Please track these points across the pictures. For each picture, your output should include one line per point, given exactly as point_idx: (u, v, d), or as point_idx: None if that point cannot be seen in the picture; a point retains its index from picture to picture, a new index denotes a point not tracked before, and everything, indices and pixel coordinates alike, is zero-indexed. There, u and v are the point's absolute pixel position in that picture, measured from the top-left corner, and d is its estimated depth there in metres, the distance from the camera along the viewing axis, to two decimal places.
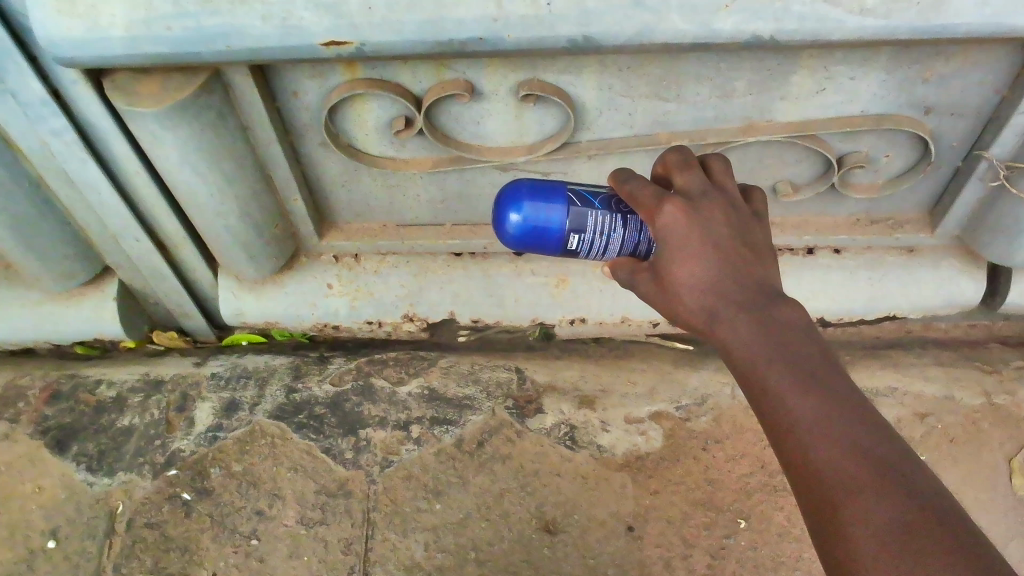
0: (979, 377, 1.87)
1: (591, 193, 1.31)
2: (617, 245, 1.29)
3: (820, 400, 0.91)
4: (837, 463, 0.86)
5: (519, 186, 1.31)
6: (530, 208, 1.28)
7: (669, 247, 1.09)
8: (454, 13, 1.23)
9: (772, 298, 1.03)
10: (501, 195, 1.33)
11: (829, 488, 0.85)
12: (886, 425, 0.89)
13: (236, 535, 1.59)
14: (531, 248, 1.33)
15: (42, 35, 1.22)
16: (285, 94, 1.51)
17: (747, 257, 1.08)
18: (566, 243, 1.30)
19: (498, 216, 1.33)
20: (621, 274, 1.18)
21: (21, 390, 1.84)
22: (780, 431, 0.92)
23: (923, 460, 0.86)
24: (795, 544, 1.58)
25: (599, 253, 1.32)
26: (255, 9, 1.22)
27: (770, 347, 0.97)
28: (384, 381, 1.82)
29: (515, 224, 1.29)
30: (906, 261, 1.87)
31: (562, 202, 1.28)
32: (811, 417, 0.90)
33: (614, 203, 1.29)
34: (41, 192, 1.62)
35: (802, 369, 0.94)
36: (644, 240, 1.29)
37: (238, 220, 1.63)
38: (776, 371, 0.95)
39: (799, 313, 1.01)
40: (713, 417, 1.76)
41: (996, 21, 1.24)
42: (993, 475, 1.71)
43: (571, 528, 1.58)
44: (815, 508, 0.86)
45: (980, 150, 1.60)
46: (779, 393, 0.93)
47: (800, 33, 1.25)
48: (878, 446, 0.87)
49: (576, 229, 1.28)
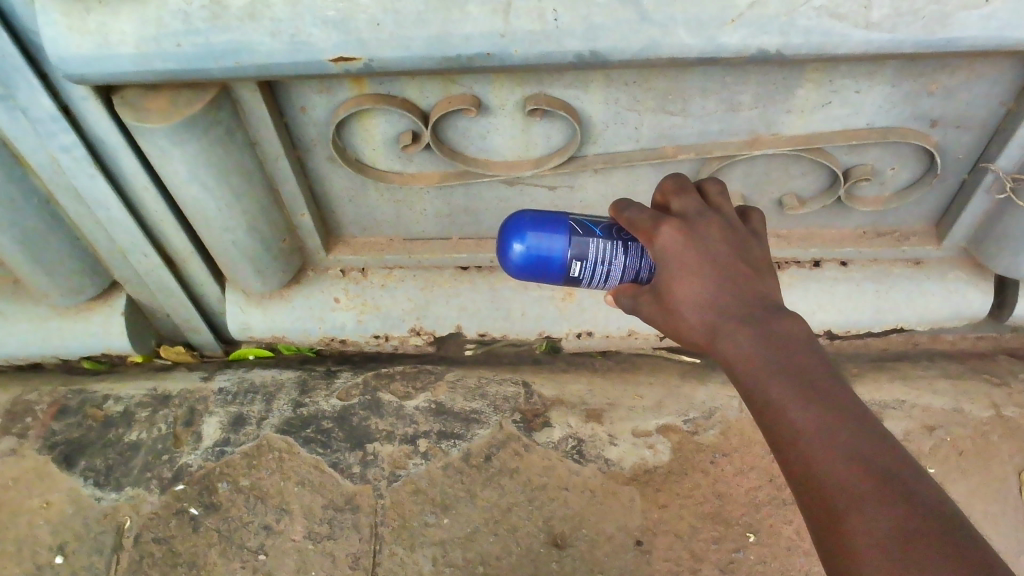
0: (988, 389, 1.85)
1: (592, 222, 1.32)
2: (617, 272, 1.29)
3: (821, 410, 0.91)
4: (839, 474, 0.86)
5: (522, 216, 1.32)
6: (533, 238, 1.30)
7: (667, 266, 1.10)
8: (462, 29, 1.24)
9: (772, 311, 1.03)
10: (502, 225, 1.35)
11: (831, 498, 0.85)
12: (887, 434, 0.89)
13: (243, 551, 1.59)
14: (534, 277, 1.33)
15: (52, 53, 1.23)
16: (294, 110, 1.52)
17: (747, 272, 1.08)
18: (568, 270, 1.30)
19: (500, 246, 1.35)
20: (624, 301, 1.20)
21: (29, 405, 1.85)
22: (782, 443, 0.92)
23: (925, 468, 0.86)
24: (805, 559, 1.57)
25: (600, 282, 1.31)
26: (264, 25, 1.22)
27: (771, 360, 0.98)
28: (392, 396, 1.82)
29: (518, 253, 1.31)
30: (913, 274, 1.86)
31: (564, 231, 1.29)
32: (813, 429, 0.90)
33: (614, 231, 1.30)
34: (50, 207, 1.63)
35: (803, 380, 0.94)
36: (645, 267, 1.28)
37: (246, 235, 1.64)
38: (777, 384, 0.95)
39: (800, 325, 1.01)
40: (721, 430, 1.76)
41: (1001, 34, 1.25)
42: (1004, 488, 1.70)
43: (580, 543, 1.58)
44: (817, 518, 0.86)
45: (986, 162, 1.60)
46: (781, 405, 0.93)
47: (806, 47, 1.26)
48: (878, 455, 0.86)
49: (577, 257, 1.29)
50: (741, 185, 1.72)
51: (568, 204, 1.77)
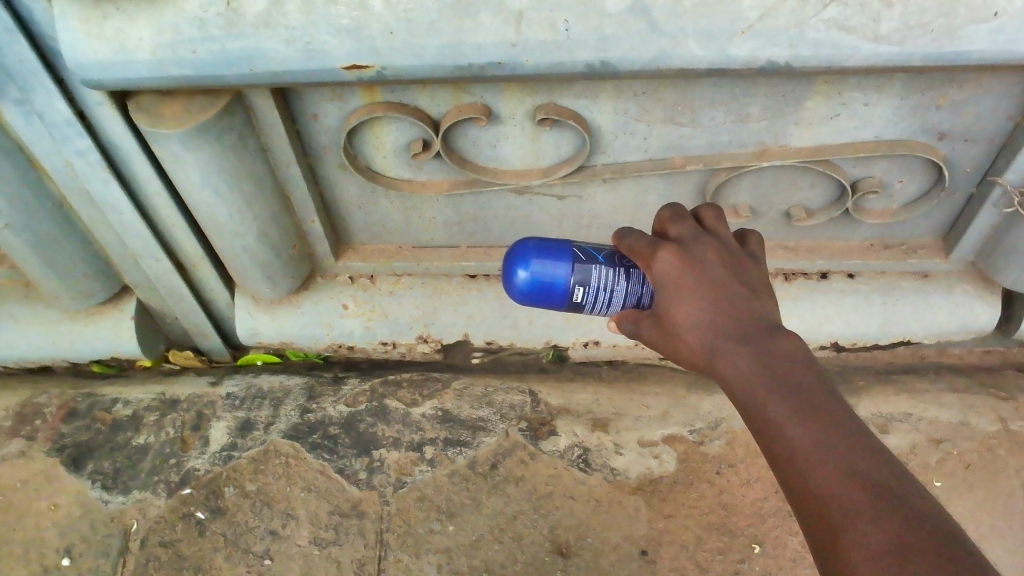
0: (995, 403, 1.85)
1: (595, 249, 1.32)
2: (620, 299, 1.29)
3: (817, 427, 0.91)
4: (836, 490, 0.86)
5: (526, 243, 1.33)
6: (537, 264, 1.30)
7: (666, 291, 1.10)
8: (473, 38, 1.25)
9: (770, 331, 1.04)
10: (508, 251, 1.35)
11: (828, 513, 0.85)
12: (884, 449, 0.89)
13: (249, 556, 1.59)
14: (537, 303, 1.34)
15: (70, 58, 1.25)
16: (305, 117, 1.54)
17: (744, 293, 1.08)
18: (571, 296, 1.30)
19: (505, 272, 1.35)
20: (626, 326, 1.20)
21: (38, 407, 1.86)
22: (780, 460, 0.92)
23: (922, 485, 0.86)
24: (810, 570, 1.57)
25: (602, 308, 1.31)
26: (279, 33, 1.24)
27: (769, 379, 0.98)
28: (398, 403, 1.82)
29: (523, 279, 1.31)
30: (921, 287, 1.87)
31: (567, 257, 1.30)
32: (811, 446, 0.90)
33: (616, 258, 1.30)
34: (63, 211, 1.65)
35: (800, 398, 0.95)
36: (647, 292, 1.29)
37: (256, 241, 1.65)
38: (774, 403, 0.95)
39: (797, 344, 1.01)
40: (727, 441, 1.75)
41: (1009, 48, 1.26)
42: (1011, 502, 1.69)
43: (584, 552, 1.57)
44: (817, 535, 0.86)
45: (993, 176, 1.61)
46: (779, 423, 0.94)
47: (815, 59, 1.27)
48: (874, 471, 0.86)
49: (579, 282, 1.29)
50: (748, 197, 1.73)
51: (576, 213, 1.78)
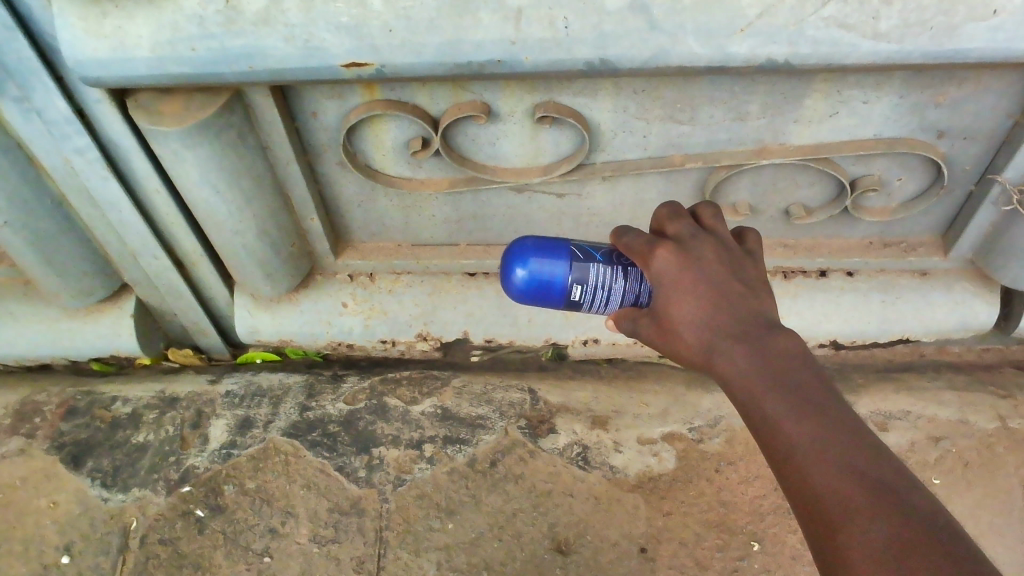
0: (994, 401, 1.85)
1: (593, 248, 1.32)
2: (618, 298, 1.29)
3: (815, 424, 0.91)
4: (835, 487, 0.86)
5: (524, 242, 1.33)
6: (535, 263, 1.30)
7: (664, 289, 1.11)
8: (472, 36, 1.25)
9: (768, 329, 1.04)
10: (506, 250, 1.35)
11: (827, 510, 0.85)
12: (882, 446, 0.89)
13: (248, 553, 1.59)
14: (535, 301, 1.34)
15: (69, 55, 1.25)
16: (305, 115, 1.54)
17: (742, 291, 1.09)
18: (568, 295, 1.30)
19: (503, 270, 1.35)
20: (624, 325, 1.20)
21: (38, 405, 1.86)
22: (779, 458, 0.92)
23: (920, 481, 0.86)
24: (809, 568, 1.57)
25: (601, 306, 1.31)
26: (278, 30, 1.24)
27: (768, 376, 0.98)
28: (398, 401, 1.82)
29: (521, 278, 1.31)
30: (920, 285, 1.87)
31: (565, 256, 1.30)
32: (809, 443, 0.90)
33: (615, 256, 1.30)
34: (62, 209, 1.65)
35: (798, 395, 0.95)
36: (645, 291, 1.29)
37: (256, 239, 1.65)
38: (772, 400, 0.96)
39: (795, 341, 1.01)
40: (726, 438, 1.75)
41: (1008, 46, 1.26)
42: (1010, 500, 1.69)
43: (584, 549, 1.57)
44: (816, 532, 0.86)
45: (992, 174, 1.61)
46: (777, 420, 0.94)
47: (814, 56, 1.27)
48: (873, 468, 0.87)
49: (577, 281, 1.29)
50: (747, 195, 1.73)
51: (576, 211, 1.79)
